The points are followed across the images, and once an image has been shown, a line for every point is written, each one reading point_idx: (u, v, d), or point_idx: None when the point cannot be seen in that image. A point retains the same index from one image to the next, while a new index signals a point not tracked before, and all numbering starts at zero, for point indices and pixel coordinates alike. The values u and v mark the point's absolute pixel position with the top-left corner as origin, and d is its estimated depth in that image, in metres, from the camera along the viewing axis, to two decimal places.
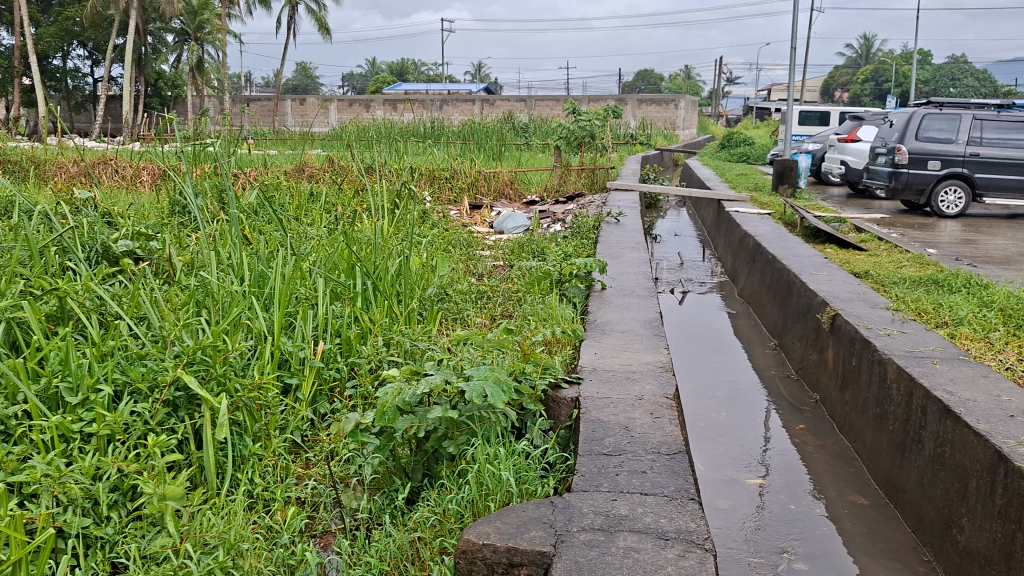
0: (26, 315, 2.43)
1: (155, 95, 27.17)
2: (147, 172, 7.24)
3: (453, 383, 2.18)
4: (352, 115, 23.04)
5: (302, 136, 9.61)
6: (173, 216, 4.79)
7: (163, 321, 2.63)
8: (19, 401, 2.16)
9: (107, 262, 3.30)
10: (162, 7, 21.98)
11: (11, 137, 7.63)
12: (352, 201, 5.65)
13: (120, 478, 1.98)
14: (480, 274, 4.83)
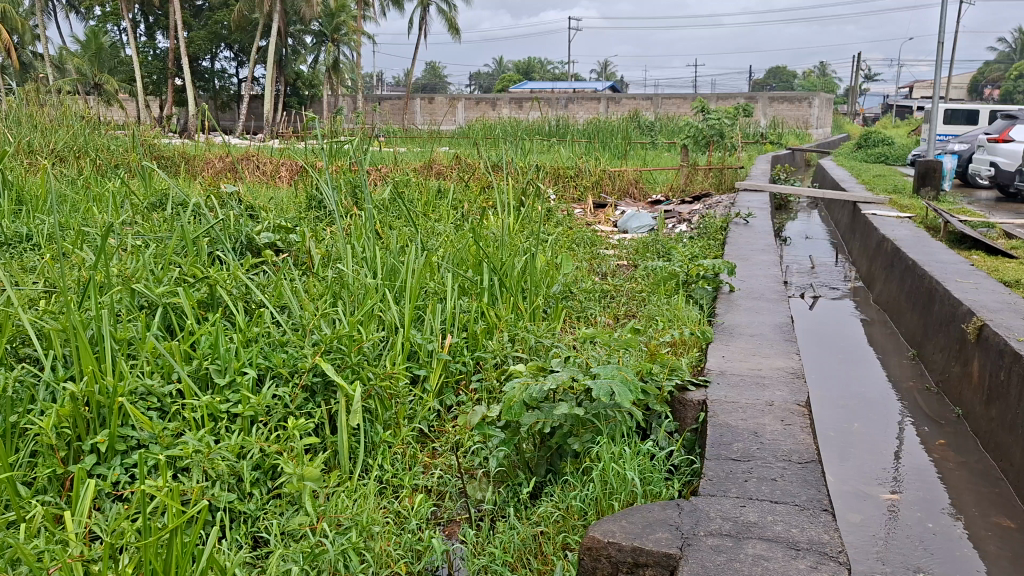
0: (181, 301, 2.61)
1: (293, 95, 28.46)
2: (286, 168, 7.59)
3: (580, 381, 2.18)
4: (479, 113, 23.43)
5: (431, 134, 9.85)
6: (310, 211, 5.01)
7: (303, 310, 2.76)
8: (173, 380, 2.32)
9: (251, 253, 3.49)
10: (303, 11, 22.96)
11: (165, 134, 8.18)
12: (479, 198, 5.76)
13: (262, 457, 2.10)
14: (603, 273, 4.83)
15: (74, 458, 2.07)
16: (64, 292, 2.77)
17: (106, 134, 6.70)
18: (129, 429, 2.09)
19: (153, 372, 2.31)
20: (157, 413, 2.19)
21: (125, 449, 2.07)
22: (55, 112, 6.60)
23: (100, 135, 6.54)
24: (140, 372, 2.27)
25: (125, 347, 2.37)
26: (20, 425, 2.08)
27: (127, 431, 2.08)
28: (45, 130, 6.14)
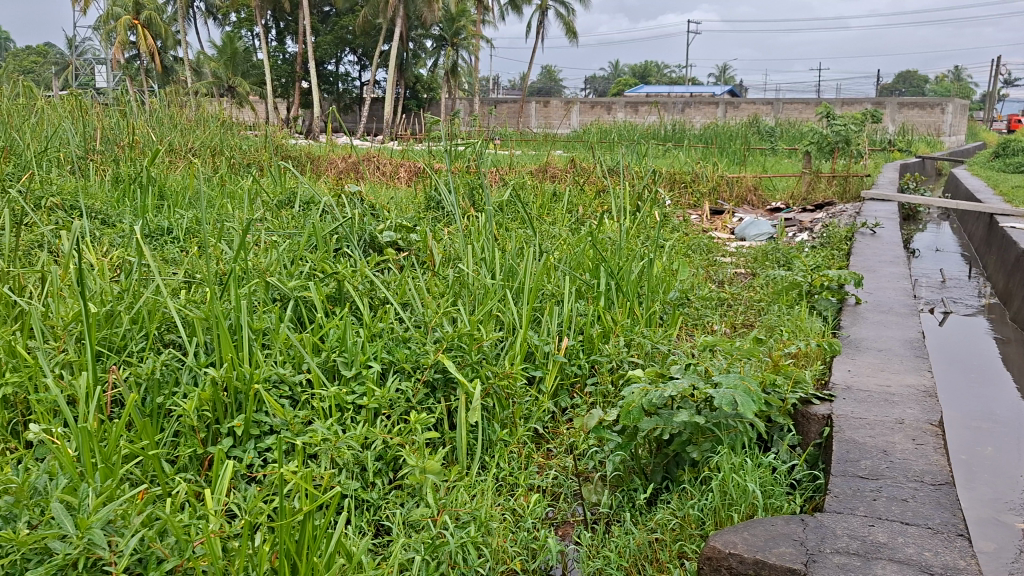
0: (312, 295, 2.73)
1: (412, 98, 29.18)
2: (405, 169, 7.80)
3: (701, 389, 2.16)
4: (594, 117, 23.41)
5: (546, 137, 9.92)
6: (429, 211, 5.14)
7: (425, 307, 2.83)
8: (303, 370, 2.42)
9: (374, 251, 3.59)
10: (425, 15, 23.49)
11: (293, 135, 8.55)
12: (594, 202, 5.76)
13: (385, 448, 2.17)
14: (720, 281, 4.75)
15: (211, 440, 2.19)
16: (204, 283, 2.94)
17: (240, 135, 7.06)
18: (262, 415, 2.21)
19: (285, 361, 2.43)
20: (289, 400, 2.30)
21: (258, 434, 2.19)
22: (194, 115, 7.00)
23: (234, 136, 6.90)
24: (274, 361, 2.39)
25: (260, 337, 2.50)
26: (165, 407, 2.22)
27: (261, 416, 2.19)
28: (186, 130, 6.52)
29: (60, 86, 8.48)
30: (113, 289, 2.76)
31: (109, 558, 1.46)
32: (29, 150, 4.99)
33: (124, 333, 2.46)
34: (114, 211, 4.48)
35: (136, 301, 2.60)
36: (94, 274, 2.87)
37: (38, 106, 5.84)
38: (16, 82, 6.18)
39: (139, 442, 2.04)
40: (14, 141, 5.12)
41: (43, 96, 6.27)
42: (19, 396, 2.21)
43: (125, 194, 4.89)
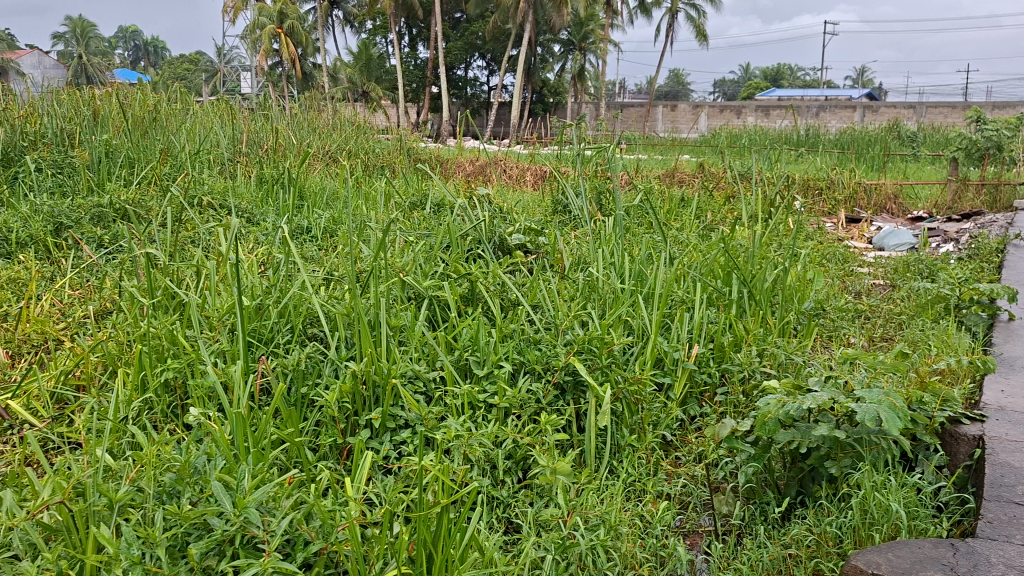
0: (446, 295, 2.80)
1: (538, 102, 29.39)
2: (532, 173, 7.88)
3: (842, 403, 2.09)
4: (723, 121, 22.92)
5: (674, 142, 9.81)
6: (556, 215, 5.18)
7: (556, 309, 2.86)
8: (437, 367, 2.49)
9: (504, 253, 3.63)
10: (553, 20, 23.55)
11: (425, 138, 8.80)
12: (724, 209, 5.66)
13: (515, 447, 2.21)
14: (857, 292, 4.57)
15: (350, 430, 2.29)
16: (343, 281, 3.06)
17: (375, 138, 7.33)
18: (398, 409, 2.28)
19: (420, 358, 2.50)
20: (423, 396, 2.37)
21: (394, 427, 2.26)
22: (332, 120, 7.28)
23: (369, 140, 7.14)
24: (409, 357, 2.46)
25: (397, 334, 2.58)
26: (308, 397, 2.33)
27: (397, 410, 2.27)
28: (324, 134, 6.79)
29: (211, 92, 9.01)
30: (262, 283, 2.92)
31: (262, 536, 1.54)
32: (185, 152, 5.33)
33: (272, 326, 2.60)
34: (259, 210, 4.72)
35: (283, 295, 2.74)
36: (246, 270, 3.04)
37: (193, 111, 6.22)
38: (172, 88, 6.61)
39: (286, 430, 2.16)
40: (172, 142, 5.48)
41: (197, 102, 6.67)
42: (180, 381, 2.38)
43: (269, 195, 5.14)
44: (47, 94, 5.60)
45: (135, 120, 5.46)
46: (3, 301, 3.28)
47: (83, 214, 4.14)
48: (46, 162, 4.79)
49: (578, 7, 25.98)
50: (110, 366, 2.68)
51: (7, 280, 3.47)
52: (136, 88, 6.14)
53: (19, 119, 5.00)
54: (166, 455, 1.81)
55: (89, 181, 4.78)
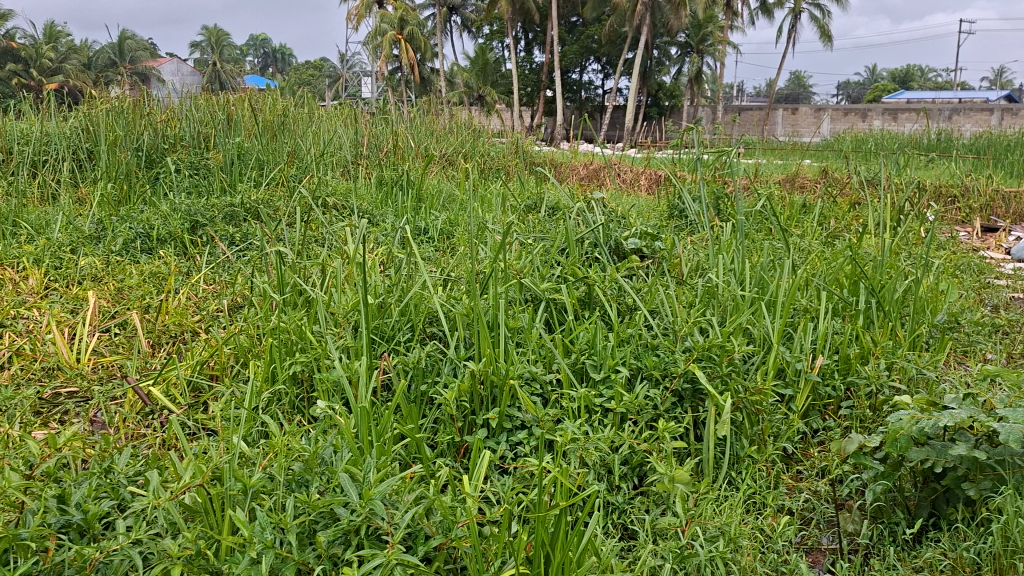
0: (563, 298, 2.80)
1: (653, 106, 29.05)
2: (646, 177, 7.79)
3: (982, 422, 1.97)
4: (847, 125, 22.06)
5: (795, 147, 9.51)
6: (672, 219, 5.10)
7: (674, 315, 2.81)
8: (554, 369, 2.50)
9: (620, 258, 3.60)
10: (671, 21, 23.22)
11: (538, 142, 8.83)
12: (849, 215, 5.44)
13: (631, 452, 2.19)
14: (993, 305, 4.30)
15: (467, 429, 2.32)
16: (461, 281, 3.11)
17: (491, 141, 7.41)
18: (515, 410, 2.30)
19: (537, 360, 2.51)
20: (540, 398, 2.38)
21: (510, 427, 2.28)
22: (449, 124, 7.40)
23: (485, 143, 7.22)
24: (527, 359, 2.48)
25: (515, 336, 2.61)
26: (427, 395, 2.38)
27: (513, 411, 2.29)
28: (441, 137, 6.92)
29: (333, 96, 9.31)
30: (385, 282, 3.00)
31: (387, 528, 1.58)
32: (311, 154, 5.54)
33: (393, 324, 2.67)
34: (379, 211, 4.84)
35: (403, 294, 2.81)
36: (369, 270, 3.13)
37: (318, 115, 6.45)
38: (300, 93, 6.86)
39: (407, 425, 2.21)
40: (299, 145, 5.70)
41: (322, 107, 6.91)
42: (306, 375, 2.48)
43: (388, 197, 5.27)
44: (186, 99, 5.92)
45: (265, 124, 5.71)
46: (146, 293, 3.50)
47: (217, 213, 4.35)
48: (183, 163, 5.07)
49: (697, 8, 25.54)
50: (242, 357, 2.82)
51: (148, 274, 3.69)
52: (266, 93, 6.42)
53: (160, 123, 5.31)
54: (296, 445, 1.89)
55: (222, 181, 5.03)
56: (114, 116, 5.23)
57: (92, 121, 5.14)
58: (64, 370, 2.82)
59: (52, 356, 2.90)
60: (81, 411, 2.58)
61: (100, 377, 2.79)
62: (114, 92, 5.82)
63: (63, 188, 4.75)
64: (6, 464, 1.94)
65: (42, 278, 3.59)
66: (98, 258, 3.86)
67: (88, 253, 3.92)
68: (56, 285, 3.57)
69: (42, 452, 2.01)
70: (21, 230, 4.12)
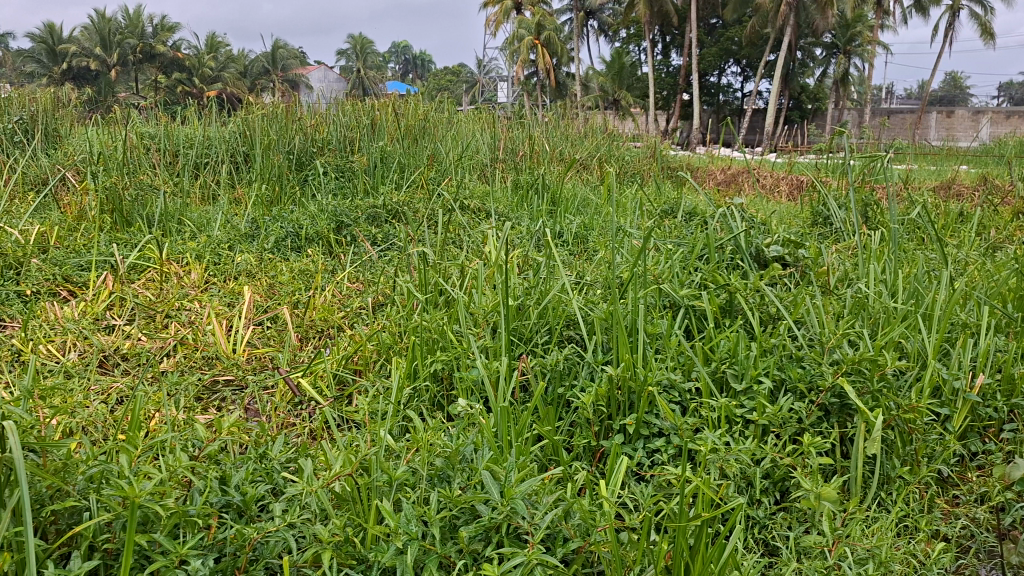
0: (704, 305, 2.75)
1: (795, 109, 28.08)
2: (786, 182, 7.54)
3: None
4: (1010, 128, 20.62)
5: (950, 152, 8.98)
6: (816, 227, 4.92)
7: (821, 326, 2.70)
8: (693, 377, 2.46)
9: (761, 265, 3.49)
10: (818, 21, 22.42)
11: (674, 146, 8.72)
12: (1012, 225, 5.08)
13: (773, 466, 2.12)
14: None
15: (604, 433, 2.31)
16: (598, 285, 3.10)
17: (627, 146, 7.37)
18: (653, 417, 2.27)
19: (676, 368, 2.48)
20: (678, 406, 2.34)
21: (648, 434, 2.25)
22: (585, 129, 7.40)
23: (620, 148, 7.19)
24: (666, 366, 2.45)
25: (654, 342, 2.58)
26: (565, 397, 2.39)
27: (651, 418, 2.26)
28: (576, 142, 6.93)
29: (470, 101, 9.49)
30: (523, 284, 3.03)
31: (527, 527, 1.60)
32: (450, 158, 5.67)
33: (532, 326, 2.69)
34: (514, 213, 4.90)
35: (542, 296, 2.83)
36: (507, 272, 3.17)
37: (457, 120, 6.60)
38: (440, 98, 7.03)
39: (544, 427, 2.22)
40: (438, 149, 5.85)
41: (461, 111, 7.06)
42: (447, 372, 2.54)
43: (523, 201, 5.32)
44: (334, 104, 6.18)
45: (407, 128, 5.88)
46: (295, 289, 3.67)
47: (360, 214, 4.52)
48: (331, 166, 5.30)
49: (845, 7, 24.54)
50: (384, 354, 2.91)
51: (298, 271, 3.88)
52: (409, 98, 6.62)
53: (311, 127, 5.56)
54: (438, 442, 1.94)
55: (366, 184, 5.23)
56: (269, 121, 5.52)
57: (249, 126, 5.44)
58: (221, 360, 3.00)
59: (211, 346, 3.10)
60: (237, 398, 2.73)
61: (254, 367, 2.95)
62: (270, 98, 6.15)
63: (222, 188, 5.05)
64: (174, 444, 2.08)
65: (203, 273, 3.83)
66: (253, 255, 4.08)
67: (244, 250, 4.15)
68: (215, 280, 3.80)
69: (204, 436, 2.14)
70: (184, 227, 4.41)
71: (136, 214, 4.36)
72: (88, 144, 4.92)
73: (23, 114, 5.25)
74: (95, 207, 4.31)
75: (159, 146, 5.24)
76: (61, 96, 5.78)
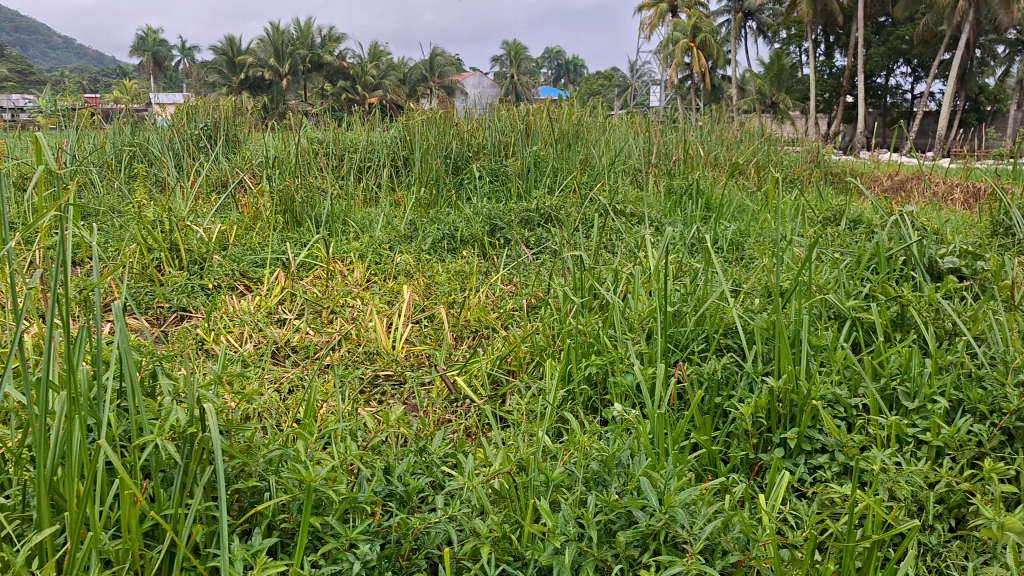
0: (873, 318, 2.62)
1: (971, 111, 26.21)
2: (961, 189, 7.06)
3: None
4: None
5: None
6: (996, 237, 4.56)
7: (1005, 343, 2.51)
8: (860, 394, 2.36)
9: (935, 278, 3.29)
10: (1001, 17, 20.82)
11: (836, 151, 8.35)
12: None
13: (948, 491, 1.99)
14: None
15: (763, 446, 2.25)
16: (757, 294, 3.02)
17: (786, 151, 7.12)
18: (816, 432, 2.19)
19: (841, 382, 2.38)
20: (843, 422, 2.25)
21: (810, 450, 2.17)
22: (741, 133, 7.21)
23: (778, 153, 6.95)
24: (831, 380, 2.35)
25: (818, 355, 2.48)
26: (722, 407, 2.34)
27: (815, 433, 2.18)
28: (732, 147, 6.76)
29: (622, 107, 9.44)
30: (680, 290, 2.99)
31: (686, 536, 1.58)
32: (602, 162, 5.67)
33: (688, 333, 2.65)
34: (667, 219, 4.83)
35: (700, 304, 2.78)
36: (662, 278, 3.14)
37: (611, 126, 6.58)
38: (594, 103, 7.04)
39: (700, 437, 2.19)
40: (591, 153, 5.85)
41: (615, 116, 7.03)
42: (601, 376, 2.54)
43: (677, 206, 5.23)
44: (491, 110, 6.31)
45: (561, 133, 5.92)
46: (451, 289, 3.77)
47: (514, 217, 4.59)
48: (486, 170, 5.41)
49: None
50: (537, 356, 2.95)
51: (454, 271, 3.98)
52: (563, 103, 6.67)
53: (467, 133, 5.70)
54: (595, 445, 1.95)
55: (519, 188, 5.30)
56: (429, 126, 5.71)
57: (409, 131, 5.64)
58: (382, 355, 3.13)
59: (373, 342, 3.23)
60: (397, 393, 2.84)
61: (412, 363, 3.06)
62: (430, 104, 6.35)
63: (383, 191, 5.27)
64: (341, 434, 2.19)
65: (365, 272, 4.00)
66: (412, 256, 4.23)
67: (403, 250, 4.31)
68: (376, 278, 3.96)
69: (370, 427, 2.24)
70: (349, 228, 4.62)
71: (306, 215, 4.61)
72: (264, 150, 5.25)
73: (207, 121, 5.66)
74: (270, 208, 4.59)
75: (327, 151, 5.53)
76: (241, 104, 6.20)
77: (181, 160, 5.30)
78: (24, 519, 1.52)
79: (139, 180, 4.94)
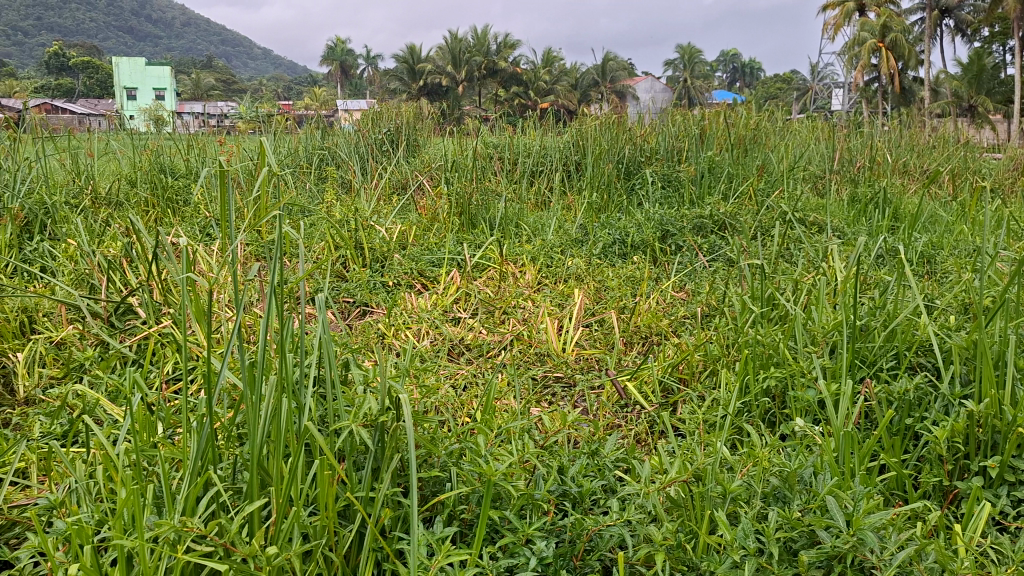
0: None
1: None
2: None
3: None
4: None
5: None
6: None
7: None
8: None
9: None
10: None
11: None
12: None
13: None
14: None
15: (959, 474, 2.10)
16: (953, 311, 2.82)
17: (987, 157, 6.59)
18: (1022, 462, 2.02)
19: None
20: None
21: (1014, 481, 2.00)
22: (935, 139, 6.74)
23: (977, 159, 6.44)
24: None
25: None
26: (914, 429, 2.20)
27: (1020, 463, 2.01)
28: (924, 153, 6.34)
29: (802, 110, 9.07)
30: (866, 303, 2.84)
31: (874, 561, 1.51)
32: (780, 167, 5.47)
33: (877, 349, 2.52)
34: (851, 228, 4.59)
35: (890, 318, 2.63)
36: (846, 289, 2.99)
37: (791, 131, 6.35)
38: (773, 107, 6.81)
39: (888, 458, 2.07)
40: (769, 158, 5.67)
41: (795, 120, 6.77)
42: (780, 389, 2.46)
43: (861, 215, 4.98)
44: (665, 115, 6.24)
45: (737, 139, 5.77)
46: (622, 294, 3.77)
47: (687, 223, 4.51)
48: (659, 175, 5.36)
49: None
50: (711, 364, 2.90)
51: (625, 277, 3.97)
52: (740, 106, 6.49)
53: (641, 138, 5.67)
54: (775, 461, 1.89)
55: (692, 194, 5.21)
56: (602, 131, 5.71)
57: (583, 136, 5.68)
58: (553, 357, 3.17)
59: (544, 344, 3.29)
60: (567, 394, 2.88)
61: (582, 367, 3.08)
62: (604, 108, 6.36)
63: (555, 196, 5.34)
64: (516, 431, 2.24)
65: (537, 274, 4.07)
66: (583, 260, 4.26)
67: (574, 254, 4.34)
68: (547, 281, 4.02)
69: (543, 427, 2.28)
70: (521, 230, 4.71)
71: (481, 217, 4.74)
72: (442, 154, 5.45)
73: (391, 126, 5.94)
74: (446, 209, 4.76)
75: (502, 155, 5.66)
76: (422, 110, 6.46)
77: (366, 163, 5.59)
78: (236, 489, 1.66)
79: (328, 181, 5.26)
